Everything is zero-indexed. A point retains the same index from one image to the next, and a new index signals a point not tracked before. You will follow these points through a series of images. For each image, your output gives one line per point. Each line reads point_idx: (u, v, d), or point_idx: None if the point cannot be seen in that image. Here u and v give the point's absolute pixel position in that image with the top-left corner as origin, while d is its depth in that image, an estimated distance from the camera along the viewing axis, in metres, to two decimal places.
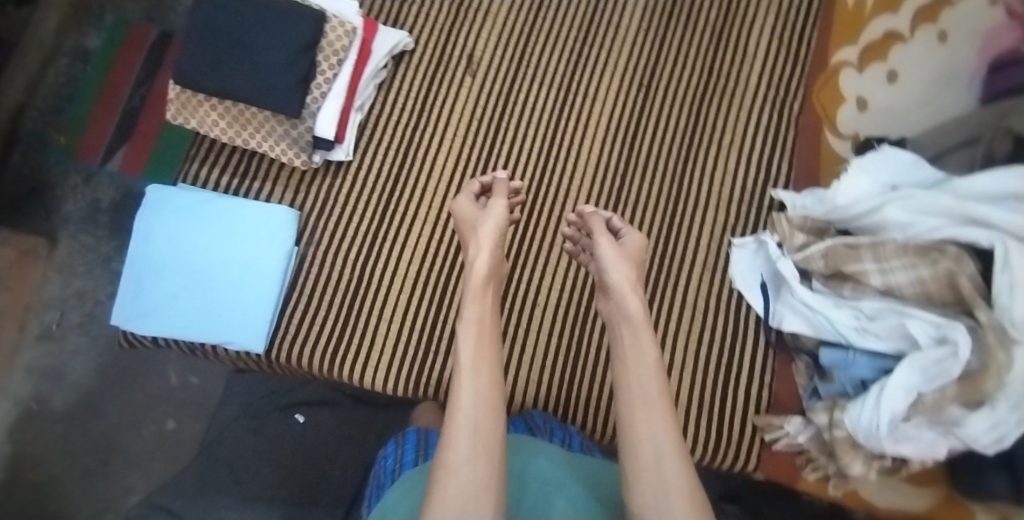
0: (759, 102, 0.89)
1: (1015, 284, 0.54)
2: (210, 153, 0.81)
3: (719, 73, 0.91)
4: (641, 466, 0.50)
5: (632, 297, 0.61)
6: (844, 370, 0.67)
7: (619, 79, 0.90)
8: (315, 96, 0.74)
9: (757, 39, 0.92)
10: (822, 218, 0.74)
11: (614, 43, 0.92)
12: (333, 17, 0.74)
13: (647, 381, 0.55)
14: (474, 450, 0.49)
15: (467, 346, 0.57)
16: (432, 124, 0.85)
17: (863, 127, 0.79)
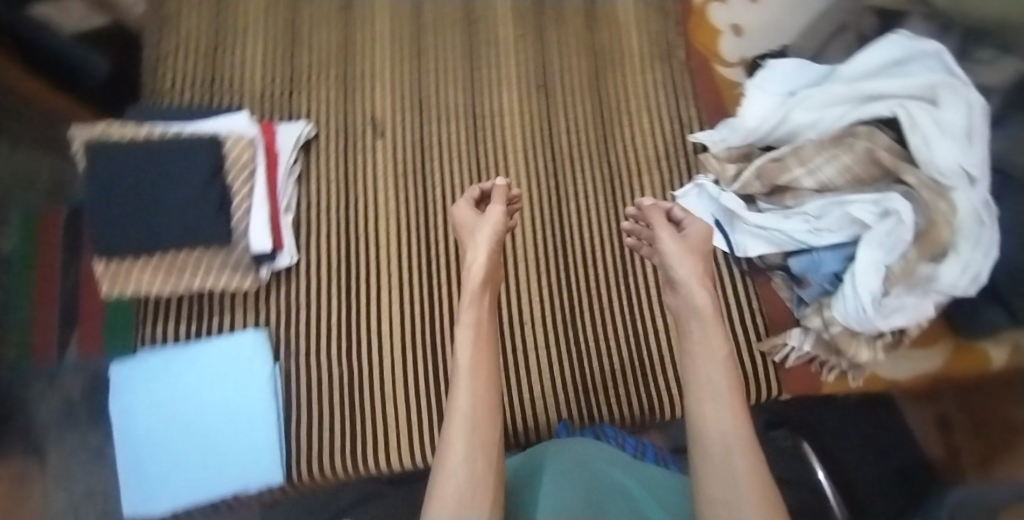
0: (650, 61, 0.93)
1: (927, 138, 0.65)
2: (160, 309, 0.78)
3: (605, 50, 0.94)
4: (706, 452, 0.52)
5: (697, 289, 0.61)
6: (816, 271, 0.72)
7: (520, 87, 0.92)
8: (240, 216, 0.73)
9: (626, 6, 0.96)
10: (743, 147, 0.81)
11: (502, 57, 0.93)
12: (228, 136, 0.74)
13: (717, 369, 0.57)
14: (473, 444, 0.53)
15: (466, 350, 0.60)
16: (362, 196, 0.85)
17: (747, 49, 0.91)
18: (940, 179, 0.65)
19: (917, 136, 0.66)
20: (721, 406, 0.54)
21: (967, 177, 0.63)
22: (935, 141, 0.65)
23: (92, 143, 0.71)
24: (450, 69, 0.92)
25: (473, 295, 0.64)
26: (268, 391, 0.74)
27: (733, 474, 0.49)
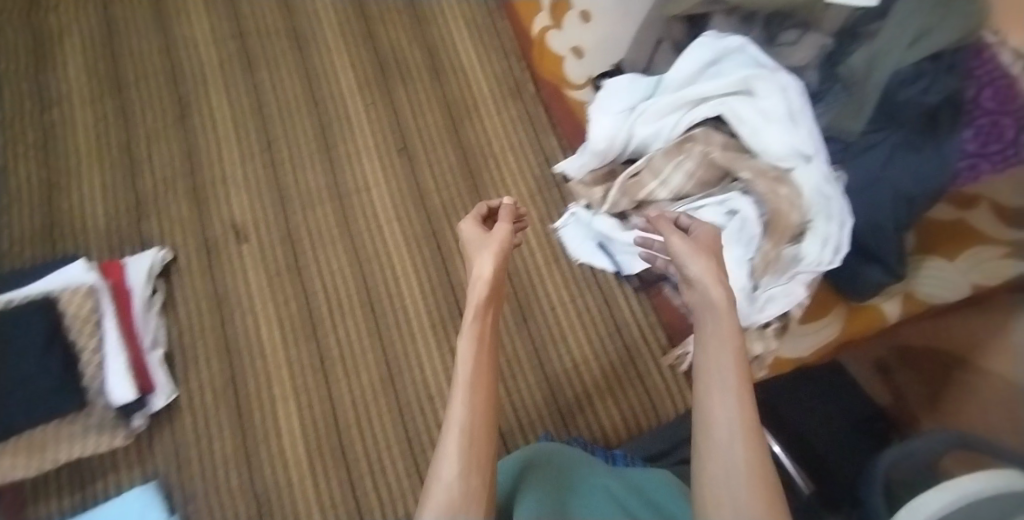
0: (501, 102, 0.95)
1: (755, 129, 0.70)
2: (42, 487, 0.70)
3: (456, 98, 0.94)
4: (711, 484, 0.35)
5: (727, 278, 0.47)
6: (690, 279, 0.74)
7: (380, 154, 0.90)
8: (91, 373, 0.69)
9: (466, 54, 0.97)
10: (602, 169, 0.83)
11: (355, 129, 0.91)
12: (61, 292, 0.69)
13: (747, 369, 0.41)
14: (476, 467, 0.38)
15: (470, 352, 0.45)
16: (235, 307, 0.80)
17: (590, 68, 0.91)
18: (779, 164, 0.69)
19: (746, 129, 0.71)
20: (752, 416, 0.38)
21: (801, 156, 0.67)
22: (762, 130, 0.70)
23: None
24: (304, 152, 0.89)
25: (481, 299, 0.50)
26: None
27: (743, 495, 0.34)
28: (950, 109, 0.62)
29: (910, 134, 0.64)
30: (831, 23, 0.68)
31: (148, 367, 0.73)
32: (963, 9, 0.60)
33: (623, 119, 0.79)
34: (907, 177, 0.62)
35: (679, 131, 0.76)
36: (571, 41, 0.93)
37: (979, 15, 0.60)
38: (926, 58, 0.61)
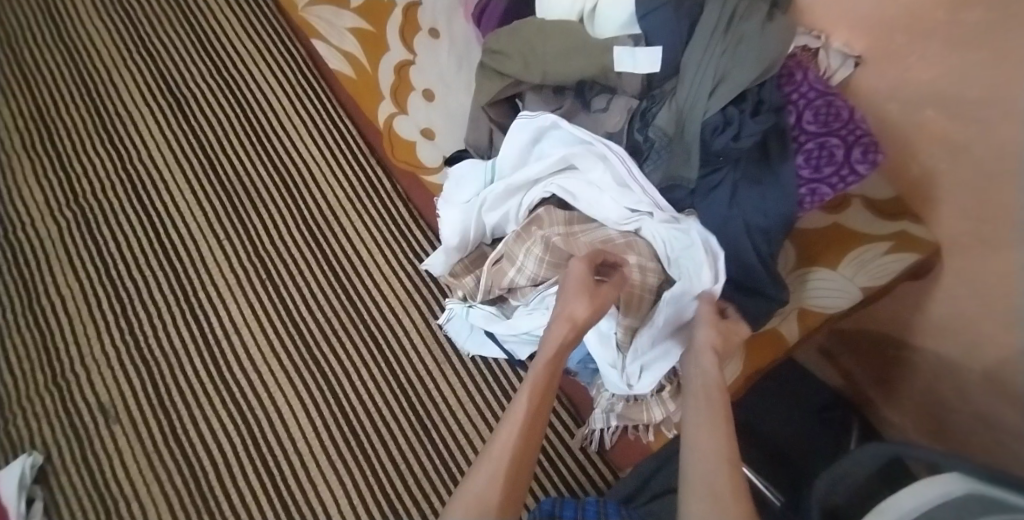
0: (369, 217, 1.02)
1: (589, 203, 0.69)
2: None
3: (330, 226, 1.02)
4: (691, 487, 0.46)
5: (707, 353, 0.59)
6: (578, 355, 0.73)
7: (267, 292, 0.97)
8: None
9: (327, 182, 1.06)
10: (467, 259, 0.81)
11: (239, 277, 0.98)
12: None
13: (720, 418, 0.52)
14: (504, 477, 0.49)
15: (525, 394, 0.56)
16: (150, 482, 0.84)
17: (443, 148, 0.91)
18: (623, 227, 0.68)
19: (580, 202, 0.69)
20: (712, 454, 0.48)
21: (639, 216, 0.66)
22: (595, 202, 0.68)
23: None
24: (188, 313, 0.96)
25: (558, 347, 0.59)
26: None
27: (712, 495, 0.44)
28: (776, 137, 0.67)
29: (750, 169, 0.66)
30: (632, 87, 0.68)
31: None
32: (751, 51, 0.63)
33: (466, 211, 0.75)
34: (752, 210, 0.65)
35: (522, 215, 0.74)
36: (418, 125, 0.92)
37: (765, 55, 0.63)
38: (731, 102, 0.64)
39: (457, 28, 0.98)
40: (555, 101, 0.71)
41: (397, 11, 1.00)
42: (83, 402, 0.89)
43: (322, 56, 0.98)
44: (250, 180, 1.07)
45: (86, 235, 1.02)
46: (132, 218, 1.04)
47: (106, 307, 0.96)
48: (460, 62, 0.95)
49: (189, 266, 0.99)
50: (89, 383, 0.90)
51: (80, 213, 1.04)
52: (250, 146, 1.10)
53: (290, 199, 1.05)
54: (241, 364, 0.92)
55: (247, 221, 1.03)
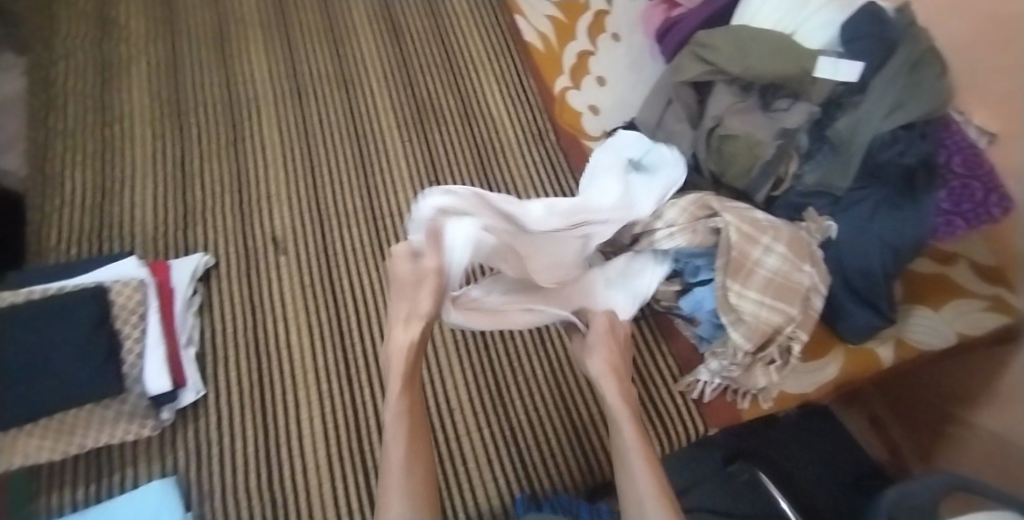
0: (527, 144, 1.02)
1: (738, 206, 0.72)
2: (53, 476, 0.72)
3: (486, 140, 1.02)
4: (628, 499, 0.53)
5: (598, 353, 0.67)
6: (701, 310, 0.75)
7: (416, 183, 0.97)
8: (132, 361, 0.71)
9: (494, 102, 1.06)
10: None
11: (391, 161, 0.98)
12: (114, 283, 0.73)
13: (631, 433, 0.58)
14: (410, 468, 0.52)
15: (398, 406, 0.56)
16: (272, 314, 0.85)
17: (606, 124, 0.99)
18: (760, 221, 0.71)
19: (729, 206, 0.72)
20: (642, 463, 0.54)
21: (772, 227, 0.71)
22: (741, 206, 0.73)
23: None
24: (341, 176, 0.97)
25: (405, 376, 0.57)
26: None
27: (642, 489, 0.52)
28: (927, 172, 0.71)
29: (893, 192, 0.71)
30: (821, 94, 0.77)
31: (184, 361, 0.77)
32: (927, 91, 0.71)
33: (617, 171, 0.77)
34: (889, 230, 0.69)
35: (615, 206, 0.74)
36: (590, 100, 1.01)
37: (939, 95, 0.71)
38: (901, 127, 0.71)
39: (637, 39, 1.08)
40: (739, 93, 0.79)
41: (590, 13, 1.11)
42: (224, 225, 0.90)
43: (521, 29, 1.12)
44: (385, 95, 1.05)
45: (258, 82, 1.04)
46: (271, 90, 1.04)
47: (267, 150, 0.98)
48: (633, 64, 1.05)
49: (315, 147, 0.99)
50: (237, 209, 0.92)
51: (222, 74, 1.04)
52: (406, 59, 1.09)
53: (455, 104, 1.05)
54: (341, 250, 0.91)
55: (376, 128, 1.01)
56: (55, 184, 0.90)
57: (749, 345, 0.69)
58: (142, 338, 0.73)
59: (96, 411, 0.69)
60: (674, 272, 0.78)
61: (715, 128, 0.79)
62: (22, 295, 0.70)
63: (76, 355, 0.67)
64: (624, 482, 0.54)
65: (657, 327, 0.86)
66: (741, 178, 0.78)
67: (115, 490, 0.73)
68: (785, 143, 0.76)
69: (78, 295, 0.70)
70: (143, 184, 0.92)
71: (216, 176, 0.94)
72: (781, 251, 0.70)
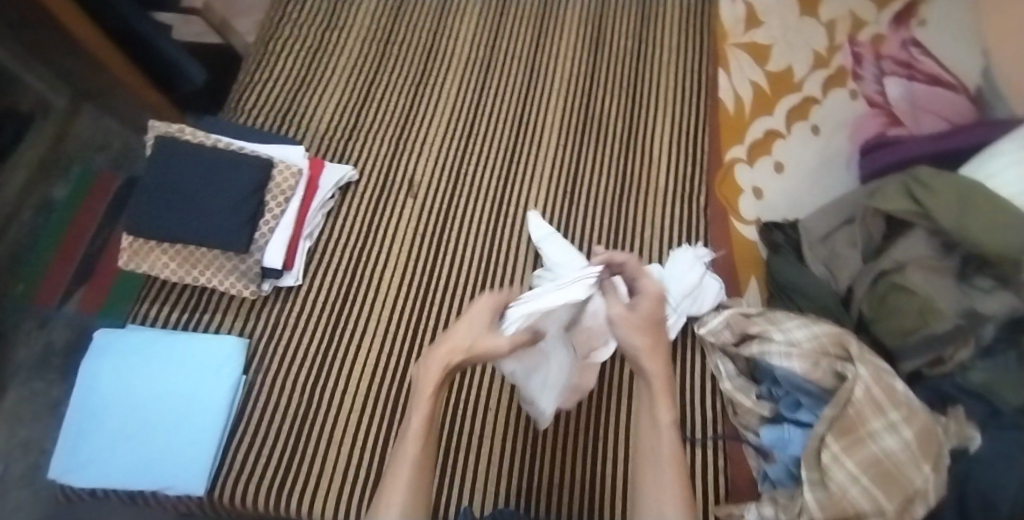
0: (677, 192, 0.96)
1: (876, 362, 0.65)
2: (166, 293, 0.85)
3: (638, 171, 0.97)
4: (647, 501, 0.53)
5: (652, 358, 0.58)
6: (783, 449, 0.69)
7: (554, 184, 0.96)
8: (263, 232, 0.80)
9: (665, 134, 1.00)
10: (721, 304, 0.83)
11: (541, 154, 0.98)
12: (280, 163, 0.82)
13: (665, 454, 0.54)
14: (411, 479, 0.53)
15: (416, 429, 0.55)
16: (380, 242, 0.90)
17: (762, 213, 0.92)
18: (892, 389, 0.64)
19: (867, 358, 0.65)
20: (665, 492, 0.52)
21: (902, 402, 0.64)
22: (879, 363, 0.65)
23: (166, 138, 0.79)
24: (492, 149, 0.99)
25: (434, 388, 0.57)
26: (228, 398, 0.76)
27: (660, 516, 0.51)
28: None
29: None
30: None
31: (298, 250, 0.85)
32: None
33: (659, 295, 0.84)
34: None
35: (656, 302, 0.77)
36: (756, 183, 0.94)
37: None
38: None
39: (838, 138, 0.97)
40: (935, 249, 0.71)
41: (798, 95, 1.02)
42: (377, 149, 0.96)
43: (718, 86, 1.03)
44: (563, 96, 1.03)
45: (460, 31, 1.08)
46: (467, 50, 1.06)
47: (440, 98, 1.02)
48: (821, 164, 0.95)
49: (480, 117, 1.01)
50: (393, 140, 0.97)
51: (435, 20, 1.08)
52: (598, 69, 1.06)
53: (626, 123, 1.01)
54: (456, 221, 0.93)
55: (541, 123, 1.01)
56: (268, 59, 1.02)
57: (820, 513, 0.63)
58: (279, 216, 0.81)
59: (217, 258, 0.79)
60: (768, 397, 0.74)
61: (890, 273, 0.73)
62: (212, 141, 0.81)
63: (225, 207, 0.77)
64: (643, 501, 0.53)
65: (723, 447, 0.78)
66: (892, 336, 0.72)
67: (200, 327, 0.83)
68: (966, 325, 0.66)
69: (249, 162, 0.80)
70: (329, 89, 1.00)
71: (390, 108, 1.00)
72: (906, 436, 0.63)
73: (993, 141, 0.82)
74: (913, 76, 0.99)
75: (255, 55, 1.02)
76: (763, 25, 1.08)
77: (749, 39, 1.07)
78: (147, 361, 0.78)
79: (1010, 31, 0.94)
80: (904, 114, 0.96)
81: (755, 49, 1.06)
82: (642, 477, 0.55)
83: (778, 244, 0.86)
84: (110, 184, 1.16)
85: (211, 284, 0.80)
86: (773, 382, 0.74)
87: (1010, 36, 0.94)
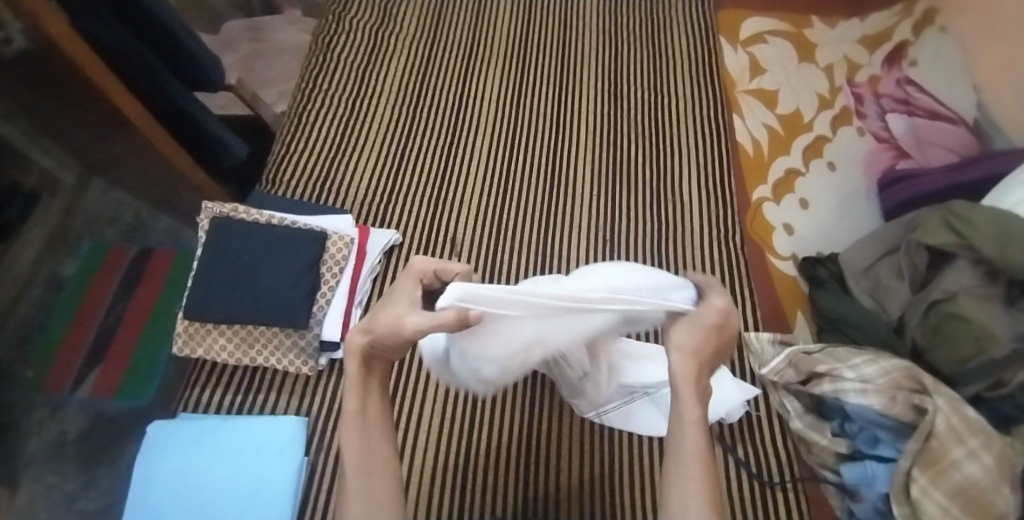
0: (713, 234, 0.98)
1: (949, 394, 0.67)
2: (213, 375, 0.82)
3: (672, 216, 1.00)
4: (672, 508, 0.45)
5: (687, 359, 0.49)
6: (869, 487, 0.70)
7: (593, 235, 0.98)
8: (320, 304, 0.80)
9: (693, 178, 1.04)
10: (778, 341, 0.85)
11: (577, 207, 1.01)
12: (333, 233, 0.82)
13: (689, 446, 0.47)
14: (370, 461, 0.51)
15: (355, 436, 0.51)
16: None
17: (797, 248, 0.96)
18: (970, 420, 0.65)
19: (940, 392, 0.67)
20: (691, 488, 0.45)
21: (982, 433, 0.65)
22: (953, 396, 0.67)
23: (221, 219, 0.79)
24: (529, 205, 1.01)
25: (358, 380, 0.52)
26: (291, 482, 0.73)
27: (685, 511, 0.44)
28: None
29: None
30: None
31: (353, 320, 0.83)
32: None
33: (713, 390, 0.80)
34: None
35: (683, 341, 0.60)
36: (786, 220, 0.99)
37: None
38: None
39: (855, 172, 1.03)
40: (984, 275, 0.74)
41: (810, 135, 1.08)
42: (418, 213, 0.98)
43: (734, 130, 1.09)
44: (590, 149, 1.07)
45: (487, 95, 1.13)
46: (494, 111, 1.11)
47: (474, 160, 1.05)
48: (844, 198, 1.01)
49: (513, 175, 1.04)
50: (433, 202, 0.99)
51: (460, 85, 1.13)
52: (619, 121, 1.11)
53: (654, 170, 1.05)
54: (500, 278, 0.93)
55: (572, 177, 1.04)
56: (302, 129, 1.04)
57: None
58: (334, 288, 0.81)
59: (277, 336, 0.78)
60: (842, 433, 0.75)
61: (941, 302, 0.75)
62: (267, 217, 0.81)
63: (285, 282, 0.76)
64: (668, 496, 0.46)
65: (803, 490, 0.78)
66: (949, 363, 0.74)
67: (255, 409, 0.80)
68: (1022, 349, 0.69)
69: (303, 235, 0.80)
70: (365, 155, 1.03)
71: (425, 171, 1.02)
72: (986, 462, 0.64)
73: (1008, 171, 0.86)
74: (912, 112, 1.06)
75: (289, 126, 1.04)
76: (767, 72, 1.15)
77: (756, 86, 1.14)
78: (206, 452, 0.74)
79: (995, 72, 1.01)
80: (910, 148, 1.03)
81: (763, 94, 1.13)
82: (665, 468, 0.48)
83: (822, 279, 0.89)
84: (123, 256, 1.07)
85: (268, 362, 0.78)
86: (844, 418, 0.75)
87: (999, 70, 1.01)
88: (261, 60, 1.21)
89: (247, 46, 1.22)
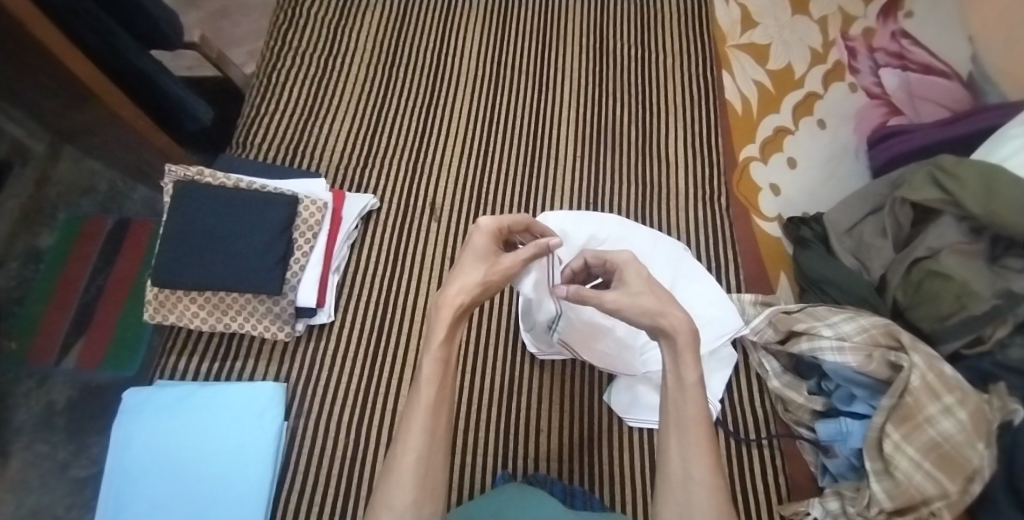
0: (695, 192, 0.96)
1: (927, 351, 0.66)
2: (185, 342, 0.81)
3: (653, 174, 0.98)
4: (670, 483, 0.49)
5: (670, 314, 0.52)
6: (843, 443, 0.72)
7: (575, 196, 0.96)
8: (294, 270, 0.79)
9: (676, 136, 1.01)
10: (760, 301, 0.84)
11: (558, 167, 0.98)
12: (305, 198, 0.81)
13: (689, 418, 0.50)
14: (420, 448, 0.48)
15: (427, 389, 0.51)
16: (408, 266, 0.88)
17: (783, 208, 0.94)
18: (947, 377, 0.64)
19: (918, 351, 0.66)
20: (691, 452, 0.49)
21: (959, 388, 0.64)
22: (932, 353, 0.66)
23: (186, 184, 0.78)
24: (508, 165, 0.98)
25: (447, 330, 0.52)
26: (272, 448, 0.73)
27: (688, 476, 0.48)
28: None
29: None
30: None
31: (329, 285, 0.83)
32: None
33: None
34: None
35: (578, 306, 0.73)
36: (773, 180, 0.97)
37: None
38: None
39: (845, 129, 1.01)
40: (964, 234, 0.73)
41: (801, 91, 1.05)
42: (396, 175, 0.96)
43: (724, 87, 1.05)
44: (572, 106, 1.04)
45: (467, 53, 1.09)
46: (474, 68, 1.07)
47: (454, 120, 1.02)
48: (832, 157, 0.99)
49: (494, 135, 1.01)
50: (411, 164, 0.97)
51: (437, 41, 1.10)
52: (604, 78, 1.07)
53: (636, 128, 1.02)
54: None
55: (553, 136, 1.01)
56: (273, 90, 1.01)
57: (889, 502, 0.65)
58: (308, 253, 0.80)
59: (250, 302, 0.78)
60: (819, 392, 0.76)
61: (924, 260, 0.74)
62: (234, 182, 0.80)
63: (260, 248, 0.75)
64: (668, 459, 0.50)
65: (778, 446, 0.79)
66: (929, 320, 0.73)
67: (234, 376, 0.80)
68: (1003, 305, 0.68)
69: (274, 200, 0.78)
70: (339, 117, 1.00)
71: (403, 131, 1.00)
72: (961, 418, 0.63)
73: (999, 124, 0.83)
74: (906, 66, 1.03)
75: (258, 88, 1.01)
76: (759, 25, 1.11)
77: (747, 40, 1.10)
78: (179, 419, 0.75)
79: (990, 21, 0.98)
80: (903, 104, 1.00)
81: (754, 50, 1.09)
82: (666, 443, 0.51)
83: (806, 239, 0.87)
84: (102, 228, 1.01)
85: (243, 328, 0.78)
86: (821, 376, 0.77)
87: (994, 20, 0.97)
88: (229, 20, 1.20)
89: (213, 4, 1.21)
